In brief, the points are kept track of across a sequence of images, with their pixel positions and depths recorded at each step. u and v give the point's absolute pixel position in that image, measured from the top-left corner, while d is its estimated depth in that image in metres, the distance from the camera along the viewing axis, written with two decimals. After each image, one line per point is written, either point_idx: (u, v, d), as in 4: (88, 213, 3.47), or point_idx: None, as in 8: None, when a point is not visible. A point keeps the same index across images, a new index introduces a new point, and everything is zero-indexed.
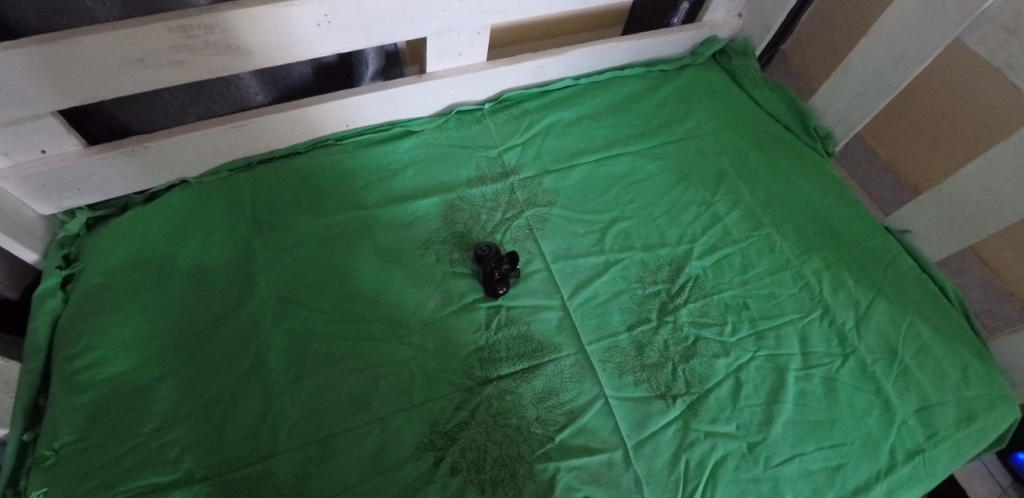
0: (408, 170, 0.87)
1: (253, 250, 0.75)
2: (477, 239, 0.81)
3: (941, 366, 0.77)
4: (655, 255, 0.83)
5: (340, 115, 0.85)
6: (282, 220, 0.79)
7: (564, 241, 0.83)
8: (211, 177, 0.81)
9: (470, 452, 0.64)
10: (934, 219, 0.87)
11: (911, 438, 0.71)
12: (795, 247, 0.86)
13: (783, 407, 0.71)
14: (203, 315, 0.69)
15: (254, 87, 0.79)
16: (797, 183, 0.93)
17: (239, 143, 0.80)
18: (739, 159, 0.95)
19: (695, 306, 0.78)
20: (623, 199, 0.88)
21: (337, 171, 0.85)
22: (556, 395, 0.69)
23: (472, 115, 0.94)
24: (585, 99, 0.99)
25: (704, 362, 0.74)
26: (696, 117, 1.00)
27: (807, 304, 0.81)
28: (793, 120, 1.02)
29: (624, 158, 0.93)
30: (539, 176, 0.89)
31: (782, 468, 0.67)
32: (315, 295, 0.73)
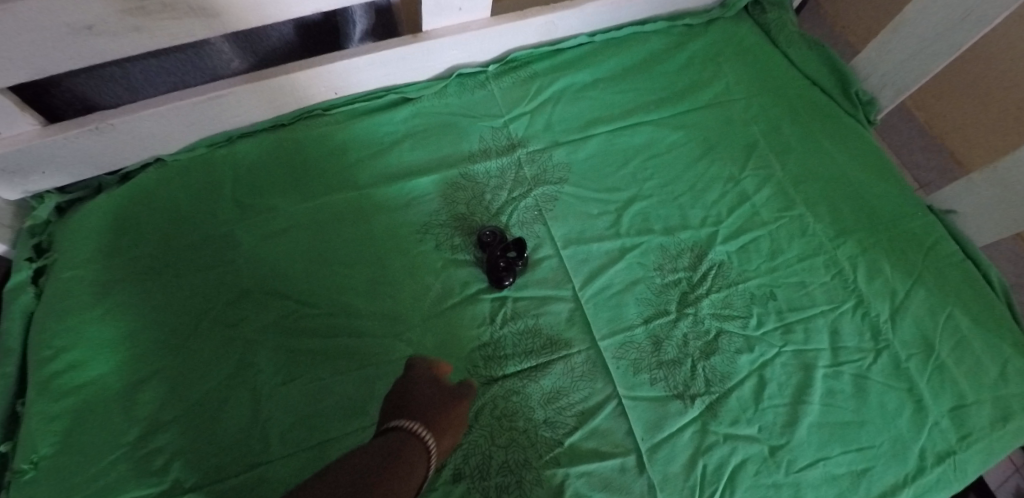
0: (404, 143, 0.79)
1: (236, 237, 0.70)
2: (480, 222, 0.75)
3: (979, 362, 0.71)
4: (676, 239, 0.76)
5: (326, 82, 0.77)
6: (268, 202, 0.72)
7: (576, 224, 0.76)
8: (188, 154, 0.74)
9: (474, 458, 0.60)
10: (984, 199, 0.78)
11: (943, 439, 0.67)
12: (829, 230, 0.78)
13: (808, 408, 0.67)
14: (188, 311, 0.65)
15: (228, 51, 0.70)
16: (834, 156, 0.84)
17: (215, 116, 0.73)
18: (771, 128, 0.86)
19: (718, 297, 0.72)
20: (641, 175, 0.80)
21: (327, 146, 0.77)
22: (565, 396, 0.65)
23: (474, 79, 0.85)
24: (602, 60, 0.88)
25: (725, 358, 0.68)
26: (724, 80, 0.89)
27: (839, 294, 0.74)
28: (833, 83, 0.91)
29: (644, 127, 0.84)
30: (549, 149, 0.81)
31: (805, 473, 0.63)
32: (305, 286, 0.68)
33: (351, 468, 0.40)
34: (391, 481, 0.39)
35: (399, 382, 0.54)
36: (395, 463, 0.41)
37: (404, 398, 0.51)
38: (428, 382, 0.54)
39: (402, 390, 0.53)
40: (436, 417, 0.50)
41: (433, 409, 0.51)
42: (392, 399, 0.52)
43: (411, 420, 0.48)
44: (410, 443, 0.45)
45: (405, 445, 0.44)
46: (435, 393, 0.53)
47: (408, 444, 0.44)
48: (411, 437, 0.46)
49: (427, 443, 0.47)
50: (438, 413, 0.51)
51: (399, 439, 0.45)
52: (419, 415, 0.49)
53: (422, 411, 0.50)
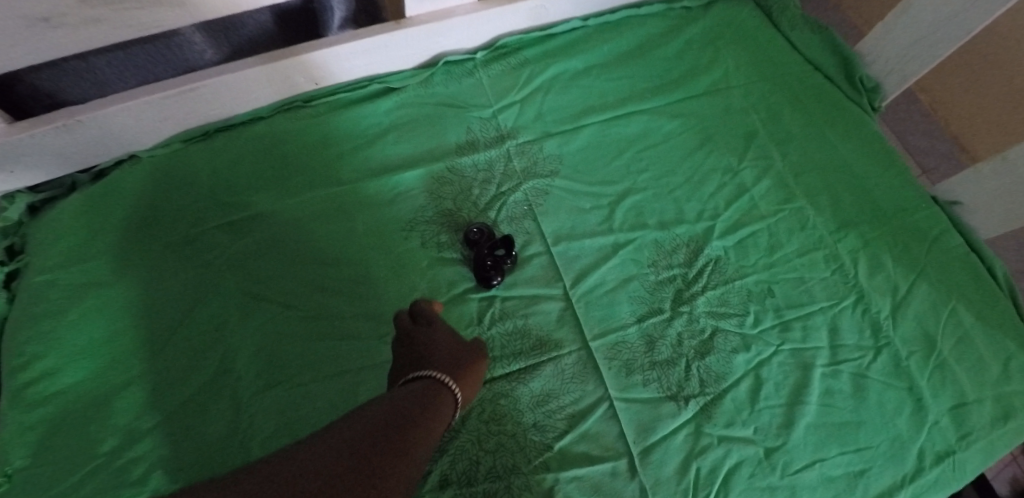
0: (389, 135, 0.76)
1: (213, 237, 0.68)
2: (467, 218, 0.72)
3: (982, 359, 0.69)
4: (670, 234, 0.73)
5: (305, 72, 0.74)
6: (248, 200, 0.70)
7: (567, 219, 0.73)
8: (164, 150, 0.72)
9: (461, 464, 0.59)
10: (990, 190, 0.75)
11: (943, 438, 0.65)
12: (830, 223, 0.76)
13: (805, 408, 0.65)
14: (168, 315, 0.63)
15: (200, 41, 0.68)
16: (837, 146, 0.81)
17: (188, 110, 0.71)
18: (771, 116, 0.83)
19: (715, 294, 0.70)
20: (635, 166, 0.77)
21: (306, 140, 0.74)
22: (555, 399, 0.63)
23: (462, 67, 0.81)
24: (595, 45, 0.85)
25: (721, 358, 0.67)
26: (724, 65, 0.86)
27: (839, 290, 0.72)
28: (836, 68, 0.88)
29: (639, 116, 0.80)
30: (539, 140, 0.78)
31: (801, 476, 0.62)
32: (287, 289, 0.66)
33: (388, 410, 0.43)
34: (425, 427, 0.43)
35: (418, 331, 0.56)
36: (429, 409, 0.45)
37: (427, 347, 0.53)
38: (448, 335, 0.56)
39: (424, 338, 0.54)
40: (460, 369, 0.53)
41: (457, 361, 0.53)
42: (413, 347, 0.54)
43: (437, 371, 0.50)
44: (440, 394, 0.48)
45: (434, 398, 0.47)
46: (455, 346, 0.55)
47: (439, 394, 0.48)
48: (439, 389, 0.49)
49: (453, 394, 0.50)
50: (462, 364, 0.53)
51: (427, 391, 0.48)
52: (445, 366, 0.52)
53: (447, 361, 0.52)
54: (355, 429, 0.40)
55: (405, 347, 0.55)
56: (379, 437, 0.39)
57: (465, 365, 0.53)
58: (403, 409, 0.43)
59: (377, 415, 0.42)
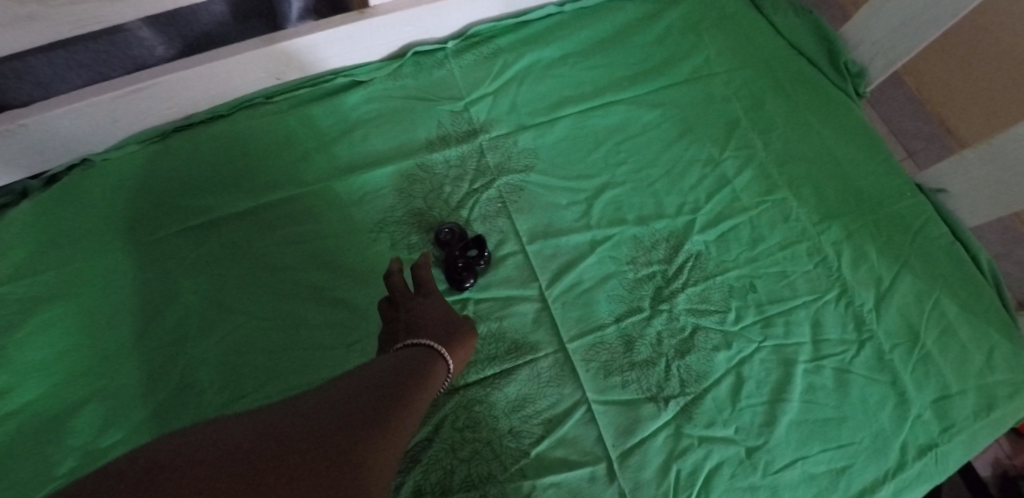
0: (355, 133, 0.73)
1: (172, 244, 0.64)
2: (438, 217, 0.70)
3: (965, 350, 0.68)
4: (650, 229, 0.71)
5: (264, 66, 0.70)
6: (206, 203, 0.67)
7: (543, 216, 0.71)
8: (119, 152, 0.68)
9: (435, 474, 0.57)
10: (976, 177, 0.73)
11: (925, 432, 0.64)
12: (814, 214, 0.74)
13: (787, 406, 0.64)
14: (123, 328, 0.60)
15: (148, 36, 0.64)
16: (820, 133, 0.79)
17: (142, 109, 0.67)
18: (754, 103, 0.80)
19: (695, 290, 0.68)
20: (613, 159, 0.75)
21: (269, 139, 0.71)
22: (531, 404, 0.61)
23: (432, 58, 0.78)
24: (571, 33, 0.81)
25: (701, 357, 0.65)
26: (705, 51, 0.83)
27: (822, 283, 0.70)
28: (820, 52, 0.85)
29: (617, 107, 0.78)
30: (513, 134, 0.75)
31: (783, 474, 0.61)
32: (249, 295, 0.63)
33: (391, 364, 0.46)
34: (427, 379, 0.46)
35: (414, 301, 0.57)
36: (426, 371, 0.47)
37: (422, 318, 0.55)
38: (441, 307, 0.58)
39: (420, 309, 0.56)
40: (455, 340, 0.54)
41: (450, 331, 0.54)
42: (409, 316, 0.55)
43: (433, 341, 0.52)
44: (438, 361, 0.50)
45: (432, 361, 0.49)
46: (447, 317, 0.56)
47: (435, 362, 0.49)
48: (436, 358, 0.50)
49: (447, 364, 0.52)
50: (456, 332, 0.55)
51: (423, 359, 0.49)
52: (439, 335, 0.53)
53: (440, 330, 0.54)
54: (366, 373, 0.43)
55: (402, 314, 0.56)
56: (376, 389, 0.40)
57: (460, 337, 0.55)
58: (403, 365, 0.46)
59: (373, 373, 0.43)
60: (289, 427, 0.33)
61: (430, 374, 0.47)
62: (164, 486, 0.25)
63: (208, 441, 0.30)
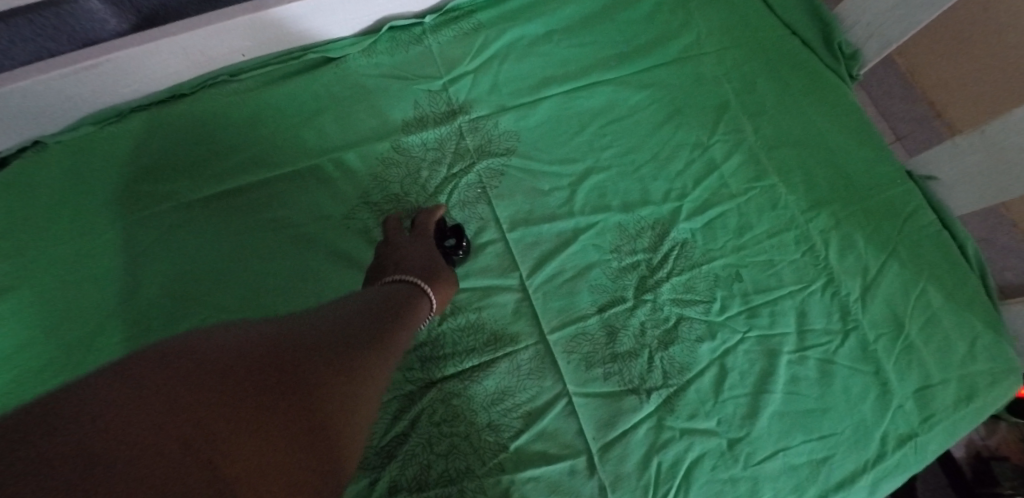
0: (326, 113, 0.69)
1: (134, 231, 0.61)
2: (415, 203, 0.67)
3: (949, 339, 0.67)
4: (635, 216, 0.69)
5: (228, 41, 0.66)
6: (168, 188, 0.63)
7: (525, 201, 0.68)
8: (72, 134, 0.64)
9: (411, 469, 0.56)
10: (968, 164, 0.72)
11: (906, 422, 0.64)
12: (802, 201, 0.72)
13: (770, 397, 0.63)
14: (82, 324, 0.57)
15: (99, 10, 0.59)
16: (811, 117, 0.76)
17: (96, 87, 0.62)
18: (745, 85, 0.77)
19: (680, 280, 0.66)
20: (598, 142, 0.72)
21: (235, 119, 0.67)
22: (510, 397, 0.60)
23: (409, 33, 0.74)
24: (556, 7, 0.77)
25: (685, 348, 0.64)
26: (696, 29, 0.79)
27: (809, 273, 0.69)
28: (814, 31, 0.82)
29: (603, 87, 0.74)
30: (494, 115, 0.71)
31: (764, 466, 0.60)
32: (216, 286, 0.60)
33: (384, 293, 0.49)
34: (415, 310, 0.50)
35: (399, 241, 0.59)
36: (410, 306, 0.50)
37: (404, 256, 0.56)
38: (426, 247, 0.58)
39: (403, 248, 0.58)
40: (438, 279, 0.56)
41: (431, 268, 0.56)
42: (394, 253, 0.57)
43: (416, 277, 0.54)
44: (420, 298, 0.52)
45: (418, 297, 0.52)
46: (430, 255, 0.58)
47: (418, 297, 0.52)
48: (420, 293, 0.53)
49: (430, 300, 0.54)
50: (437, 270, 0.56)
51: (406, 296, 0.51)
52: (421, 271, 0.55)
53: (422, 266, 0.55)
54: (363, 299, 0.47)
55: (386, 252, 0.58)
56: (371, 314, 0.44)
57: (441, 276, 0.56)
58: (393, 296, 0.49)
59: (369, 300, 0.47)
60: (282, 345, 0.34)
61: (414, 310, 0.50)
62: (186, 386, 0.27)
63: (216, 343, 0.32)
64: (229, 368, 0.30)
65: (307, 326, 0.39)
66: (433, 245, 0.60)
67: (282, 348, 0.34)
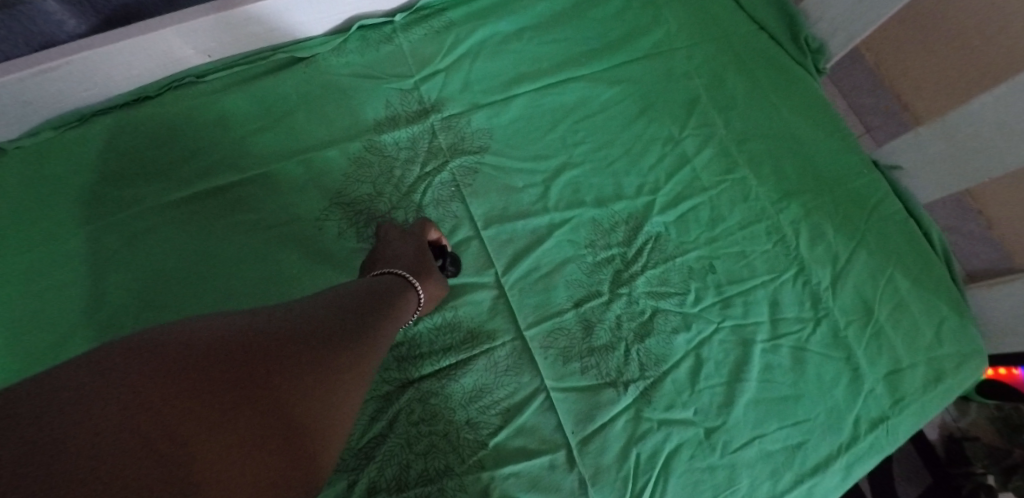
0: (297, 114, 0.68)
1: (102, 234, 0.60)
2: (389, 203, 0.66)
3: (916, 324, 0.69)
4: (609, 211, 0.69)
5: (194, 41, 0.64)
6: (133, 193, 0.62)
7: (499, 198, 0.68)
8: (33, 140, 0.62)
9: (390, 470, 0.55)
10: (931, 153, 0.74)
11: (877, 405, 0.65)
12: (773, 192, 0.73)
13: (745, 385, 0.64)
14: (45, 335, 0.55)
15: (56, 10, 0.58)
16: (780, 109, 0.78)
17: (55, 91, 0.61)
18: (714, 80, 0.78)
19: (654, 273, 0.67)
20: (571, 139, 0.72)
21: (204, 120, 0.66)
22: (489, 394, 0.60)
23: (379, 33, 0.73)
24: (527, 5, 0.77)
25: (661, 340, 0.64)
26: (665, 25, 0.80)
27: (780, 263, 0.70)
28: (780, 26, 0.84)
29: (575, 84, 0.75)
30: (466, 114, 0.71)
31: (740, 454, 0.61)
32: (186, 292, 0.59)
33: (372, 283, 0.48)
34: (402, 302, 0.49)
35: (390, 238, 0.59)
36: (397, 299, 0.49)
37: (394, 251, 0.57)
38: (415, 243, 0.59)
39: (393, 243, 0.58)
40: (427, 275, 0.56)
41: (420, 262, 0.56)
42: (386, 248, 0.58)
43: (407, 271, 0.54)
44: (406, 290, 0.52)
45: (404, 291, 0.51)
46: (420, 251, 0.58)
47: (404, 288, 0.52)
48: (406, 286, 0.52)
49: (416, 291, 0.54)
50: (426, 264, 0.57)
51: (393, 289, 0.50)
52: (409, 266, 0.55)
53: (410, 260, 0.56)
54: (351, 287, 0.46)
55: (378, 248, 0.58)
56: (358, 304, 0.44)
57: (430, 272, 0.56)
58: (380, 287, 0.48)
59: (358, 289, 0.46)
60: (269, 333, 0.34)
61: (401, 304, 0.49)
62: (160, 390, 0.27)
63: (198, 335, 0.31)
64: (209, 361, 0.30)
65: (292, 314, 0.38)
66: (427, 243, 0.60)
67: (268, 337, 0.34)
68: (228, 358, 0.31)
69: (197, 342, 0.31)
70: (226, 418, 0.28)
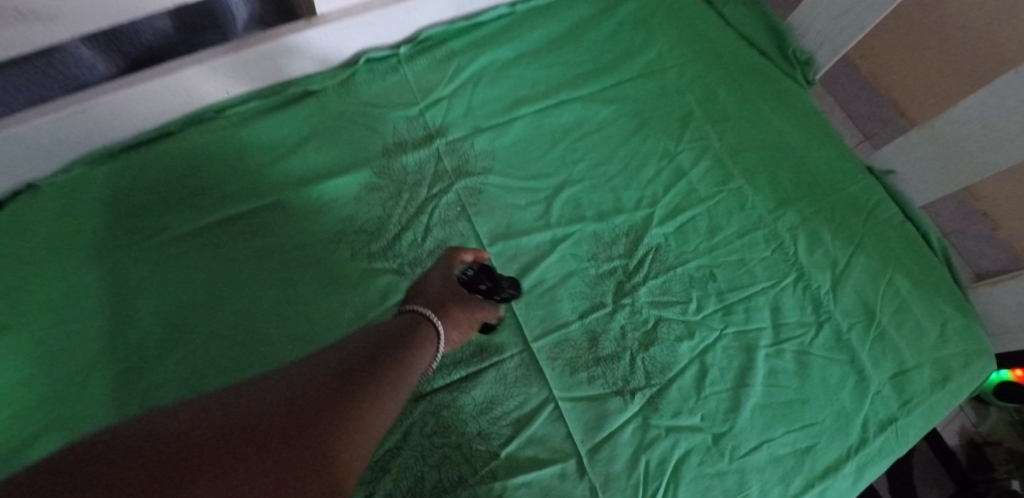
0: (309, 144, 0.72)
1: (126, 264, 0.63)
2: (399, 224, 0.69)
3: (919, 325, 0.70)
4: (609, 225, 0.72)
5: (214, 80, 0.69)
6: (156, 223, 0.65)
7: (503, 216, 0.71)
8: (64, 176, 0.66)
9: (406, 482, 0.57)
10: (924, 157, 0.76)
11: (885, 407, 0.66)
12: (769, 201, 0.75)
13: (751, 391, 0.65)
14: (72, 362, 0.58)
15: (87, 55, 0.62)
16: (772, 121, 0.80)
17: (86, 130, 0.65)
18: (707, 95, 0.81)
19: (656, 283, 0.69)
20: (571, 157, 0.75)
21: (223, 151, 0.70)
22: (499, 405, 0.62)
23: (385, 64, 0.77)
24: (523, 33, 0.82)
25: (665, 348, 0.66)
26: (657, 46, 0.84)
27: (779, 269, 0.72)
28: (769, 41, 0.87)
29: (573, 104, 0.78)
30: (469, 137, 0.75)
31: (749, 458, 0.62)
32: (208, 313, 0.62)
33: (378, 332, 0.46)
34: (415, 342, 0.47)
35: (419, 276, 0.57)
36: (411, 341, 0.46)
37: (419, 289, 0.55)
38: (445, 276, 0.56)
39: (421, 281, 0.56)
40: (449, 311, 0.52)
41: (443, 298, 0.53)
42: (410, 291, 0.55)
43: (424, 307, 0.51)
44: (421, 324, 0.49)
45: (417, 329, 0.48)
46: (448, 286, 0.55)
47: (421, 326, 0.48)
48: (422, 323, 0.49)
49: (437, 330, 0.50)
50: (448, 301, 0.53)
51: (406, 330, 0.47)
52: (430, 303, 0.52)
53: (432, 297, 0.53)
54: (353, 342, 0.45)
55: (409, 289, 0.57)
56: (362, 356, 0.42)
57: (453, 308, 0.53)
58: (387, 332, 0.46)
59: (360, 342, 0.45)
60: (261, 401, 0.33)
61: (415, 346, 0.46)
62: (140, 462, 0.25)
63: (184, 417, 0.30)
64: (195, 431, 0.28)
65: (289, 379, 0.37)
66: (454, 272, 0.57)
67: (274, 399, 0.33)
68: (231, 419, 0.30)
69: (211, 409, 0.31)
70: (234, 467, 0.27)
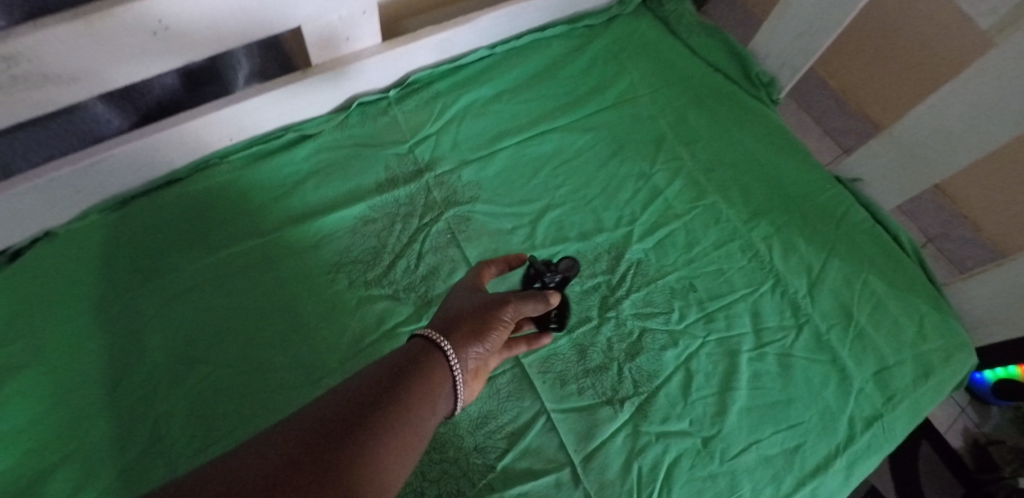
0: (307, 183, 0.77)
1: (138, 303, 0.67)
2: (393, 253, 0.74)
3: (897, 323, 0.73)
4: (592, 243, 0.76)
5: (219, 129, 0.75)
6: (166, 263, 0.70)
7: (491, 240, 0.76)
8: (80, 223, 0.71)
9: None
10: (887, 164, 0.81)
11: (869, 404, 0.68)
12: (743, 213, 0.80)
13: (736, 394, 0.67)
14: (87, 396, 0.61)
15: (104, 112, 0.67)
16: (741, 139, 0.86)
17: (101, 179, 0.70)
18: (678, 119, 0.87)
19: (639, 296, 0.73)
20: (553, 183, 0.80)
21: (228, 194, 0.75)
22: (494, 419, 0.64)
23: (376, 106, 0.84)
24: (503, 71, 0.88)
25: (651, 357, 0.69)
26: (628, 77, 0.90)
27: (757, 276, 0.75)
28: (733, 67, 0.93)
29: (553, 134, 0.84)
30: (457, 169, 0.80)
31: (738, 460, 0.64)
32: (215, 347, 0.66)
33: (384, 368, 0.45)
34: (421, 376, 0.45)
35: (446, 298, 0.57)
36: (415, 378, 0.44)
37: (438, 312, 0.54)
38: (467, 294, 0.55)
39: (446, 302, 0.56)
40: (460, 329, 0.50)
41: (454, 320, 0.51)
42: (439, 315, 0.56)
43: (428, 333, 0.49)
44: (429, 354, 0.47)
45: (424, 359, 0.46)
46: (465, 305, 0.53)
47: (426, 355, 0.47)
48: (430, 352, 0.47)
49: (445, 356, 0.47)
50: (459, 321, 0.50)
51: (411, 363, 0.46)
52: (440, 326, 0.50)
53: (442, 320, 0.51)
54: (358, 380, 0.44)
55: None
56: (364, 399, 0.41)
57: (462, 329, 0.50)
58: (394, 366, 0.45)
59: (365, 380, 0.43)
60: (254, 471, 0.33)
61: (420, 383, 0.44)
62: None
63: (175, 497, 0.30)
64: None
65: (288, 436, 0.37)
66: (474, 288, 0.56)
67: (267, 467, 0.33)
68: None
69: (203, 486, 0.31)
70: None
